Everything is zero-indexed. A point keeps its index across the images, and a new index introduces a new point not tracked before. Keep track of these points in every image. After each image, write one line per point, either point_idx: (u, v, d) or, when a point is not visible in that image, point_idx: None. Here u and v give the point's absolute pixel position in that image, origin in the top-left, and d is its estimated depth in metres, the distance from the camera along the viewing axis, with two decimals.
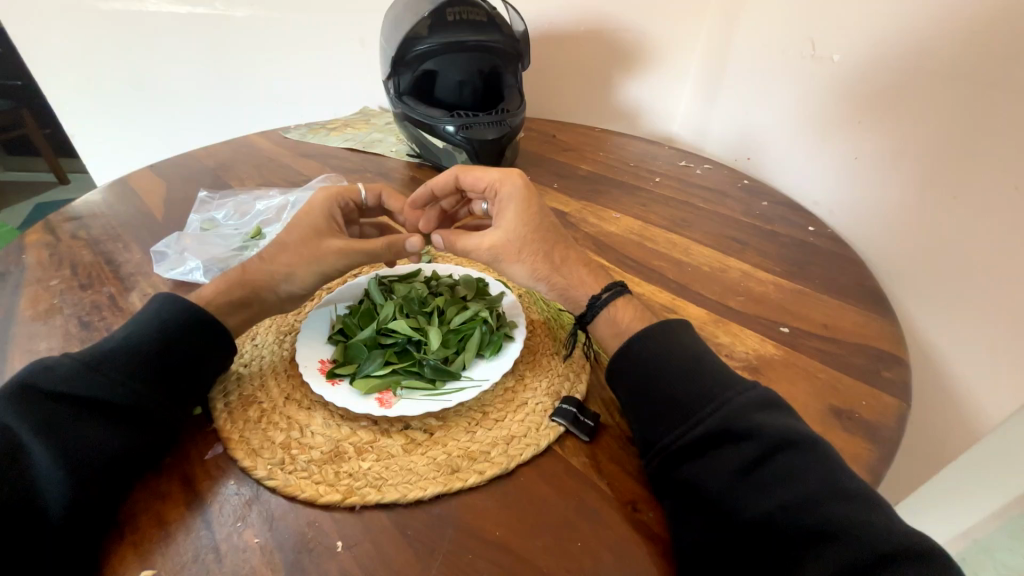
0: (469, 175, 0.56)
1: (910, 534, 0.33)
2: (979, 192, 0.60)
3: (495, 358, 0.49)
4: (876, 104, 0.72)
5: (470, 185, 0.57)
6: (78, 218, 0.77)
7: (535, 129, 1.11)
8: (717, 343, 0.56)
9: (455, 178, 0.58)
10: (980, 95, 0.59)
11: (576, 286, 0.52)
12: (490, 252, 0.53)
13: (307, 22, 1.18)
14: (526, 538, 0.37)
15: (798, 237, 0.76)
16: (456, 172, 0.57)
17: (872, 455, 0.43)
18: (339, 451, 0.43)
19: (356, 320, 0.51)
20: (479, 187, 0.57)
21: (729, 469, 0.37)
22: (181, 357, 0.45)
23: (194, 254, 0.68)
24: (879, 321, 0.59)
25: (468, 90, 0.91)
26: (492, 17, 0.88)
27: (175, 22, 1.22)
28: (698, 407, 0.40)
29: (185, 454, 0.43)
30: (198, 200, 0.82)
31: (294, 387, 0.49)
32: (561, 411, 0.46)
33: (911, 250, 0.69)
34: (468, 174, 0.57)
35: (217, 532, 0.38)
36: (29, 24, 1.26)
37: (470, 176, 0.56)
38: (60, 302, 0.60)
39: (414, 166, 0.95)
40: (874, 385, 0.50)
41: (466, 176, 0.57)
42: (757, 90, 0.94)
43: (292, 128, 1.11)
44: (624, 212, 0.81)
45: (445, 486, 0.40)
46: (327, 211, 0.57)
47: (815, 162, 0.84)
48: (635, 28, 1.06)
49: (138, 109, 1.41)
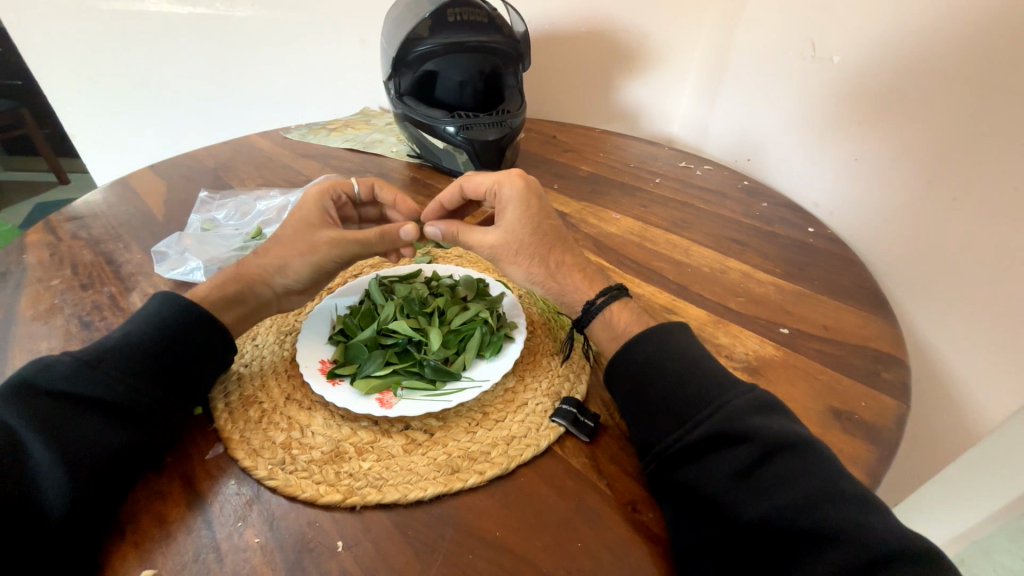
0: (471, 183, 0.57)
1: (908, 536, 0.33)
2: (979, 195, 0.60)
3: (496, 358, 0.49)
4: (876, 106, 0.72)
5: (472, 192, 0.58)
6: (79, 218, 0.78)
7: (535, 129, 1.12)
8: (717, 343, 0.56)
9: (460, 189, 0.59)
10: (980, 99, 0.59)
11: (571, 292, 0.52)
12: (490, 252, 0.54)
13: (307, 23, 1.18)
14: (526, 538, 0.38)
15: (798, 238, 0.76)
16: (461, 183, 0.58)
17: (872, 456, 0.43)
18: (340, 451, 0.43)
19: (356, 321, 0.51)
20: (480, 193, 0.57)
21: (728, 471, 0.37)
22: (182, 357, 0.45)
23: (194, 254, 0.68)
24: (878, 322, 0.59)
25: (469, 90, 0.91)
26: (493, 18, 0.88)
27: (176, 22, 1.22)
28: (696, 410, 0.40)
29: (186, 454, 0.43)
30: (199, 200, 0.82)
31: (295, 387, 0.49)
32: (561, 412, 0.46)
33: (910, 251, 0.69)
34: (470, 182, 0.57)
35: (218, 532, 0.38)
36: (29, 24, 1.26)
37: (473, 184, 0.57)
38: (60, 302, 0.60)
39: (414, 166, 0.95)
40: (872, 385, 0.51)
41: (468, 185, 0.58)
42: (757, 91, 0.94)
43: (292, 129, 1.12)
44: (624, 213, 0.82)
45: (445, 487, 0.40)
46: (321, 206, 0.56)
47: (815, 163, 0.84)
48: (635, 28, 1.06)
49: (137, 110, 1.41)
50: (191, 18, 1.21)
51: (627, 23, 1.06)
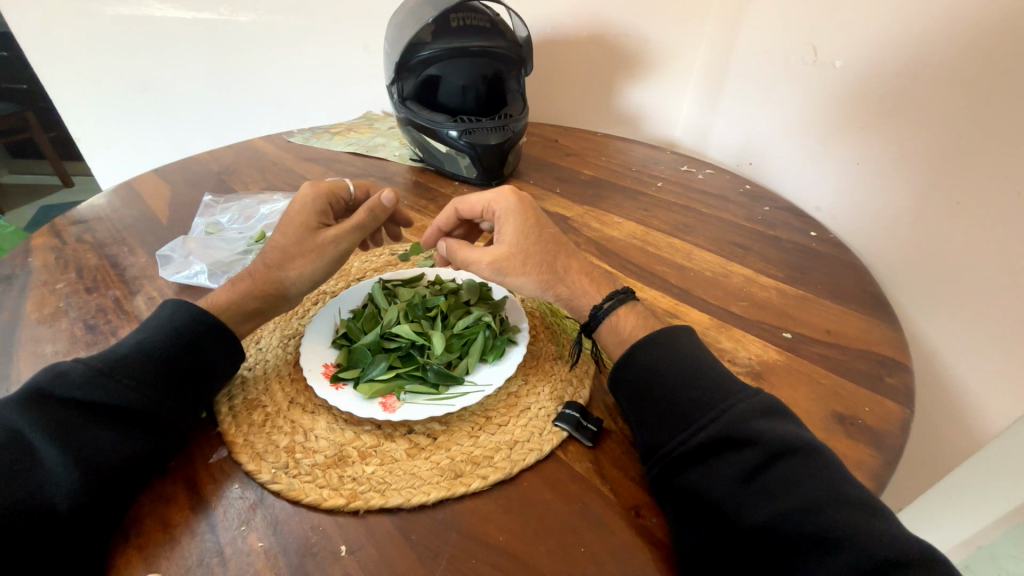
0: (465, 204, 0.59)
1: (915, 542, 0.33)
2: (981, 198, 0.60)
3: (499, 362, 0.49)
4: (878, 110, 0.72)
5: (468, 212, 0.59)
6: (83, 222, 0.78)
7: (536, 133, 1.12)
8: (719, 348, 0.56)
9: (455, 212, 0.61)
10: (983, 103, 0.59)
11: (579, 295, 0.52)
12: (492, 267, 0.53)
13: (311, 26, 1.18)
14: (529, 543, 0.38)
15: (800, 243, 0.76)
16: (455, 206, 0.60)
17: (874, 461, 0.43)
18: (343, 454, 0.43)
19: (360, 324, 0.52)
20: (477, 212, 0.58)
21: (731, 476, 0.37)
22: (192, 364, 0.45)
23: (199, 257, 0.68)
24: (881, 326, 0.59)
25: (471, 95, 0.91)
26: (495, 23, 0.90)
27: (181, 27, 1.23)
28: (701, 413, 0.40)
29: (191, 458, 0.44)
30: (204, 204, 0.83)
31: (298, 391, 0.49)
32: (564, 417, 0.46)
33: (913, 256, 0.69)
34: (464, 203, 0.59)
35: (222, 535, 0.38)
36: (37, 30, 1.27)
37: (466, 205, 0.59)
38: (66, 306, 0.61)
39: (417, 170, 0.95)
40: (875, 391, 0.50)
41: (463, 207, 0.59)
42: (758, 96, 0.94)
43: (295, 132, 1.12)
44: (626, 217, 0.82)
45: (447, 491, 0.40)
46: (317, 207, 0.56)
47: (819, 167, 0.84)
48: (636, 33, 1.06)
49: (142, 113, 1.42)
50: (196, 23, 1.22)
51: (629, 27, 1.06)
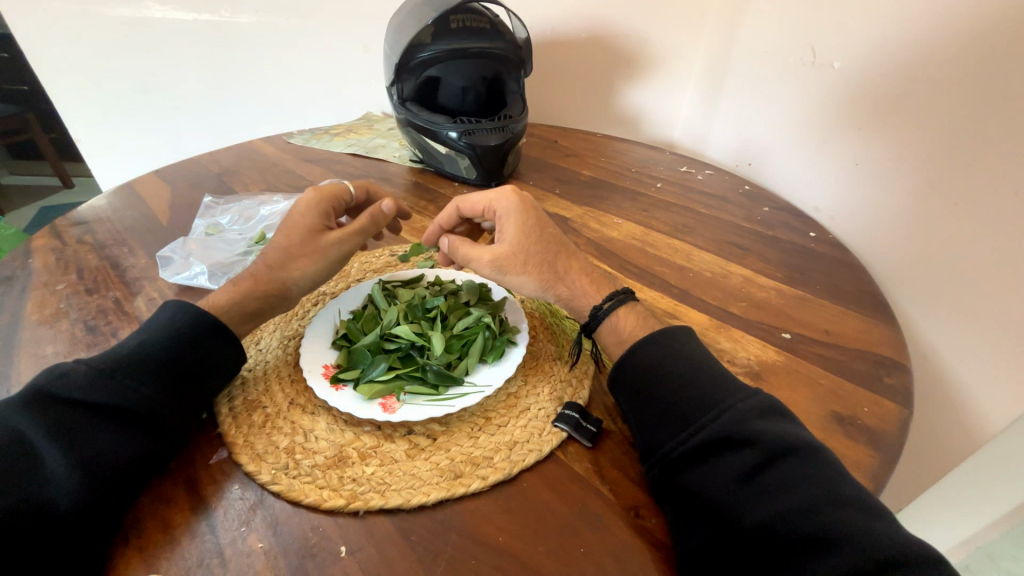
0: (467, 203, 0.59)
1: (913, 543, 0.33)
2: (980, 199, 0.60)
3: (498, 363, 0.49)
4: (877, 110, 0.72)
5: (469, 211, 0.59)
6: (84, 223, 0.78)
7: (536, 134, 1.12)
8: (718, 348, 0.56)
9: (456, 210, 0.61)
10: (982, 104, 0.59)
11: (578, 295, 0.52)
12: (493, 266, 0.53)
13: (311, 28, 1.18)
14: (528, 544, 0.38)
15: (799, 243, 0.76)
16: (456, 205, 0.60)
17: (873, 461, 0.44)
18: (343, 455, 0.43)
19: (359, 325, 0.52)
20: (478, 212, 0.58)
21: (730, 476, 0.37)
22: (193, 365, 0.45)
23: (199, 258, 0.68)
24: (880, 326, 0.59)
25: (471, 96, 0.92)
26: (495, 24, 0.90)
27: (181, 28, 1.23)
28: (700, 414, 0.40)
29: (192, 458, 0.44)
30: (204, 205, 0.83)
31: (298, 391, 0.49)
32: (564, 417, 0.47)
33: (912, 257, 0.69)
34: (466, 202, 0.59)
35: (223, 536, 0.38)
36: (38, 32, 1.27)
37: (468, 204, 0.59)
38: (66, 306, 0.61)
39: (416, 171, 0.96)
40: (874, 391, 0.51)
41: (465, 206, 0.59)
42: (757, 97, 0.94)
43: (295, 133, 1.12)
44: (625, 218, 0.82)
45: (447, 492, 0.40)
46: (320, 210, 0.56)
47: (818, 167, 0.84)
48: (636, 34, 1.06)
49: (143, 114, 1.42)
50: (197, 25, 1.22)
51: (628, 28, 1.06)
